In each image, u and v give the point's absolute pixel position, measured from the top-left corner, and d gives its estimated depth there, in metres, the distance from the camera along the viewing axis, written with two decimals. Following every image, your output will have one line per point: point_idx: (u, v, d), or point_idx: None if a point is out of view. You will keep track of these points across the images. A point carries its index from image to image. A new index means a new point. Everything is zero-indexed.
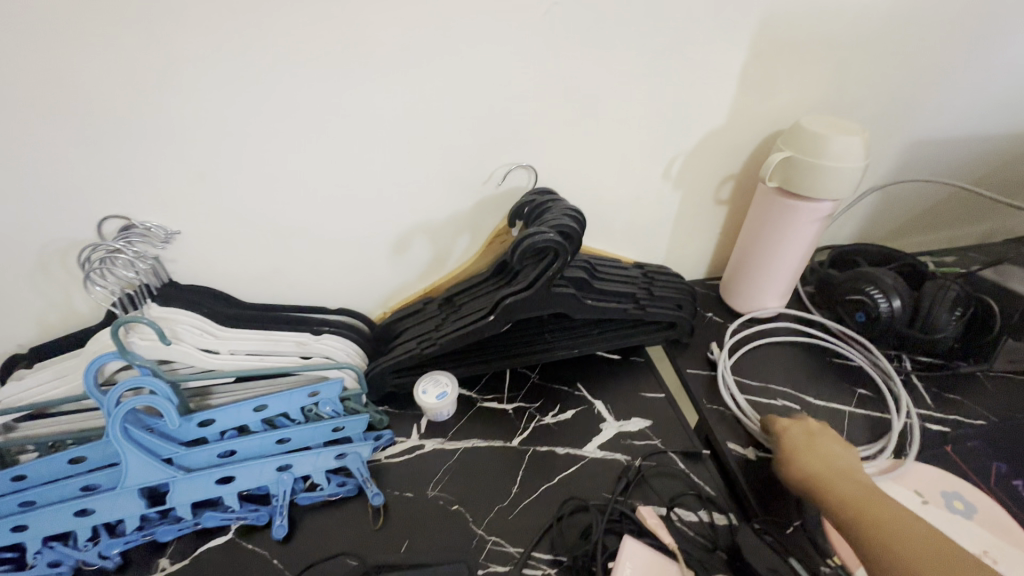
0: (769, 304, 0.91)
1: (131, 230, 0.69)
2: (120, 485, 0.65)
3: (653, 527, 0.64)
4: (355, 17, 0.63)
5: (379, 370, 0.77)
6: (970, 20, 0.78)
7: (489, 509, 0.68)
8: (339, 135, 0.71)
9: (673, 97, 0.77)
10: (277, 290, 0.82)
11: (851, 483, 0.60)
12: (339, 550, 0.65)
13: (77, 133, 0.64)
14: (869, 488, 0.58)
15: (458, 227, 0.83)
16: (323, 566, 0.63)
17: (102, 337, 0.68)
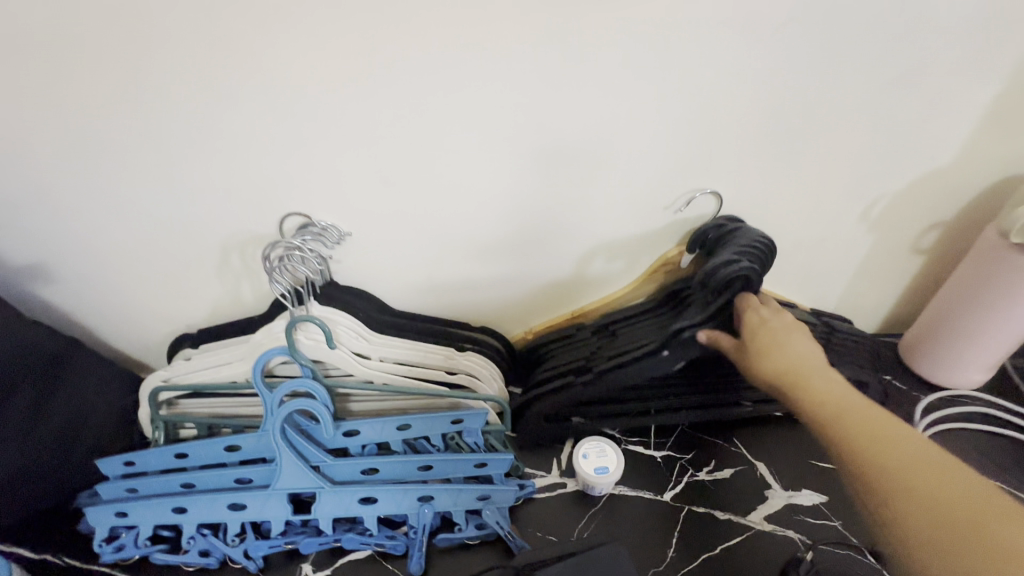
0: (966, 374, 0.78)
1: (308, 227, 0.70)
2: (272, 486, 0.63)
3: None
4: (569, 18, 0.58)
5: (532, 405, 0.73)
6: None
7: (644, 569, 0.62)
8: (526, 149, 0.67)
9: (896, 129, 0.67)
10: (425, 300, 0.80)
11: (825, 380, 0.57)
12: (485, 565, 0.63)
13: (276, 130, 0.63)
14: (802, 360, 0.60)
15: (628, 251, 0.78)
16: None
17: (272, 331, 0.69)
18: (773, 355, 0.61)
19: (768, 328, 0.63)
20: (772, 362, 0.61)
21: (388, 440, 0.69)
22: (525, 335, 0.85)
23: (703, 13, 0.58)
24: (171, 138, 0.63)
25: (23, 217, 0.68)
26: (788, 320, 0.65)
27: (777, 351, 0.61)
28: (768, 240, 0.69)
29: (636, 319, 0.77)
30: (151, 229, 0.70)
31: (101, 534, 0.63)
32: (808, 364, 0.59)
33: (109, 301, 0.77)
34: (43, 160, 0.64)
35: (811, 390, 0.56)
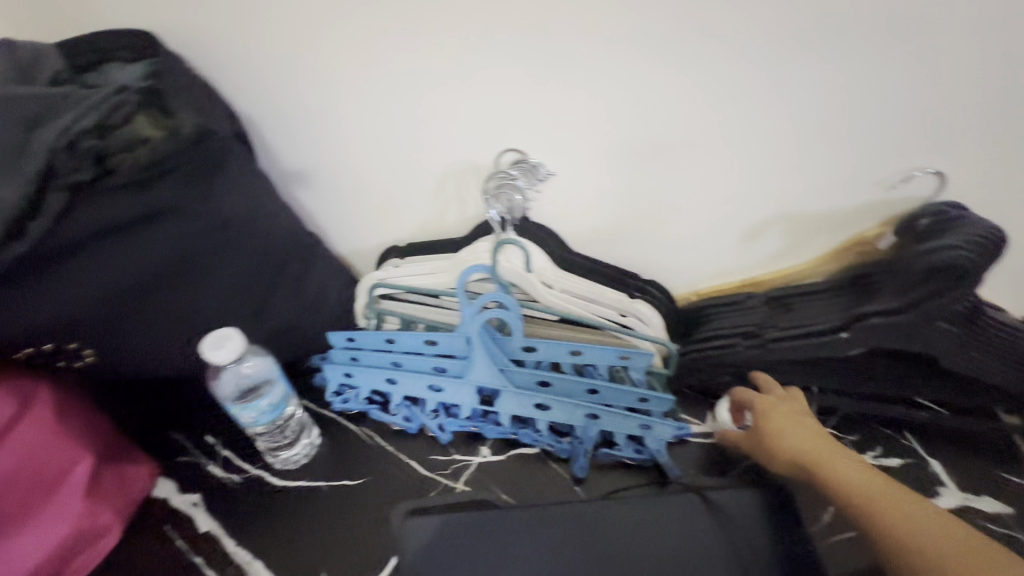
0: None
1: (522, 163, 0.77)
2: (465, 378, 0.75)
3: None
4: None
5: (692, 358, 0.78)
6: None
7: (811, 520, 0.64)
8: (742, 113, 0.69)
9: None
10: (604, 246, 0.86)
11: (863, 478, 0.59)
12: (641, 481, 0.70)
13: (516, 73, 0.72)
14: (820, 446, 0.64)
15: (821, 227, 0.76)
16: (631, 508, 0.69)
17: (477, 251, 0.80)
18: (784, 441, 0.65)
19: (778, 415, 0.68)
20: (795, 450, 0.64)
21: (561, 361, 0.77)
22: (692, 296, 0.87)
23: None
24: (429, 75, 0.74)
25: (301, 129, 0.84)
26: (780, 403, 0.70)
27: (779, 434, 0.66)
28: (1001, 233, 0.63)
29: (818, 296, 0.76)
30: (391, 151, 0.84)
31: (332, 387, 0.80)
32: (818, 451, 0.63)
33: (344, 209, 0.93)
34: (327, 84, 0.78)
35: (835, 474, 0.60)
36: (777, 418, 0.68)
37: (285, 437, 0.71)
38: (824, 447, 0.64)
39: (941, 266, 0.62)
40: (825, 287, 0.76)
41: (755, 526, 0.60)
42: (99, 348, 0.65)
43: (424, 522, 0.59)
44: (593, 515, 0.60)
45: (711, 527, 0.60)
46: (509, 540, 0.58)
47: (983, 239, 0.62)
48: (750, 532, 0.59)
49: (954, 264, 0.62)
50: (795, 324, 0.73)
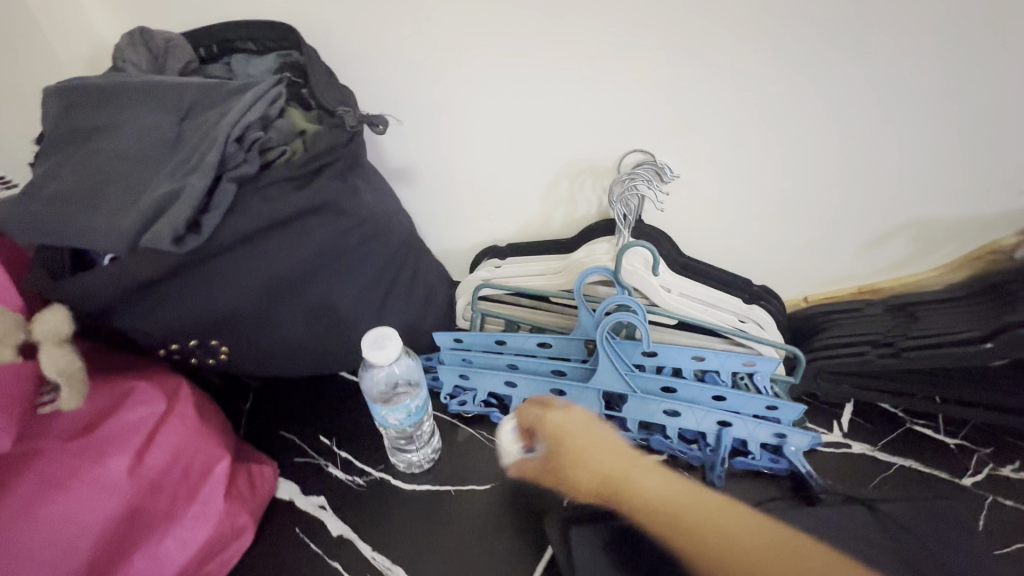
0: None
1: (646, 164, 0.75)
2: (589, 383, 0.74)
3: None
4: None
5: (819, 365, 0.78)
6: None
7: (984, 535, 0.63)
8: (883, 122, 0.68)
9: None
10: (717, 250, 0.85)
11: (687, 493, 0.57)
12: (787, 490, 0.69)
13: (649, 77, 0.70)
14: (675, 482, 0.58)
15: (952, 233, 0.75)
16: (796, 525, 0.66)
17: (595, 253, 0.79)
18: (624, 492, 0.59)
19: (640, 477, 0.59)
20: (641, 489, 0.58)
21: (683, 367, 0.76)
22: (803, 302, 0.86)
23: None
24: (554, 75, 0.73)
25: (412, 128, 0.83)
26: (580, 424, 0.65)
27: (639, 485, 0.59)
28: None
29: (948, 305, 0.75)
30: (502, 151, 0.82)
31: (447, 390, 0.79)
32: (617, 467, 0.61)
33: (445, 207, 0.92)
34: (445, 83, 0.77)
35: (635, 491, 0.59)
36: (590, 448, 0.63)
37: (411, 445, 0.72)
38: (637, 468, 0.61)
39: None
40: (957, 296, 0.75)
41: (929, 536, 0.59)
42: (236, 344, 0.66)
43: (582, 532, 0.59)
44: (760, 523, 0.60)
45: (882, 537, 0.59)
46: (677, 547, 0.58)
47: None
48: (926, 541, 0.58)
49: None
50: (931, 334, 0.73)
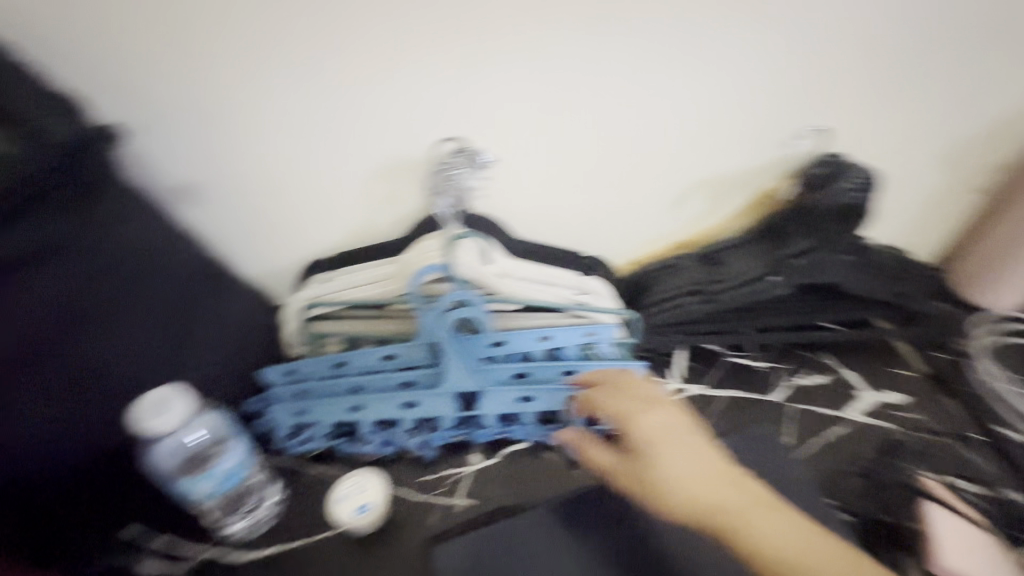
0: (1007, 301, 0.91)
1: (461, 152, 0.73)
2: (440, 388, 0.70)
3: (944, 495, 0.65)
4: None
5: (650, 321, 0.83)
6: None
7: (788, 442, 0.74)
8: (665, 91, 0.73)
9: (983, 77, 0.75)
10: (547, 229, 0.85)
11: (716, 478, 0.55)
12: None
13: (441, 63, 0.67)
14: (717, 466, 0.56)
15: (736, 186, 0.84)
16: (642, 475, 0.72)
17: (424, 251, 0.75)
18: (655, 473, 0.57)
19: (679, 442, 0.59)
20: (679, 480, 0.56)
21: (532, 350, 0.75)
22: (632, 265, 0.91)
23: None
24: (341, 64, 0.66)
25: (186, 139, 0.71)
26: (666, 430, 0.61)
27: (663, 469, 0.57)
28: (874, 176, 0.77)
29: (741, 248, 0.85)
30: (304, 154, 0.74)
31: (285, 430, 0.70)
32: (722, 494, 0.54)
33: (251, 226, 0.80)
34: (212, 80, 0.66)
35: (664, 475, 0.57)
36: (671, 456, 0.58)
37: (252, 493, 0.67)
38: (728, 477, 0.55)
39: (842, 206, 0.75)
40: (747, 238, 0.85)
41: (749, 461, 0.67)
42: None
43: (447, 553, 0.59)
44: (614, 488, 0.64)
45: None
46: (541, 537, 0.60)
47: (867, 182, 0.75)
48: (746, 464, 0.67)
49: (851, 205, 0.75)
50: (734, 276, 0.81)
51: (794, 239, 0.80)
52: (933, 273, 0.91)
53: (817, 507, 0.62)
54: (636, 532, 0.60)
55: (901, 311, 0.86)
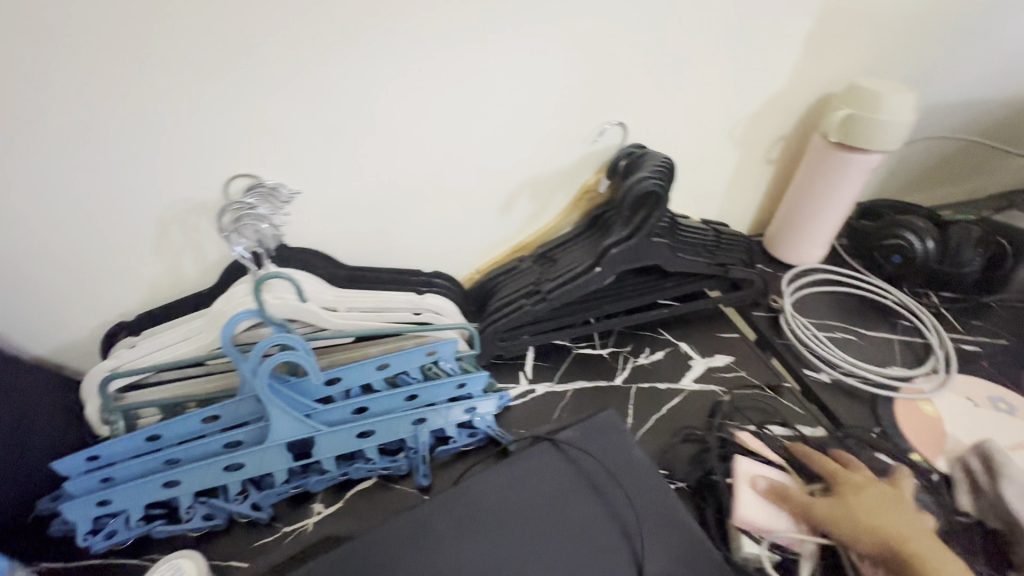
0: (811, 253, 1.02)
1: (256, 188, 0.69)
2: (268, 440, 0.65)
3: (755, 449, 0.71)
4: None
5: (491, 330, 0.82)
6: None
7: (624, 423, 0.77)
8: (454, 99, 0.74)
9: (744, 61, 0.84)
10: (378, 252, 0.83)
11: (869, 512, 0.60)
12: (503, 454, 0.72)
13: (211, 95, 0.64)
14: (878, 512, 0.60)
15: (556, 184, 0.87)
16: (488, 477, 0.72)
17: (232, 297, 0.69)
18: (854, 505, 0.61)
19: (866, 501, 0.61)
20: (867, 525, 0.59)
21: (371, 381, 0.73)
22: (473, 275, 0.91)
23: None
24: (88, 105, 0.61)
25: None
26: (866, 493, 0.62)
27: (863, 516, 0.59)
28: (672, 160, 0.82)
29: (570, 244, 0.87)
30: (72, 211, 0.66)
31: (84, 527, 0.61)
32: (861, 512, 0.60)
33: (27, 300, 0.70)
34: None
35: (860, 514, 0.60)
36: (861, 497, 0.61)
37: None
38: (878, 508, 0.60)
39: (642, 193, 0.76)
40: (576, 233, 0.88)
41: (596, 451, 0.70)
42: None
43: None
44: (467, 500, 0.64)
45: (563, 464, 0.68)
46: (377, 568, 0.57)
47: (663, 167, 0.79)
48: (595, 456, 0.69)
49: (653, 190, 0.77)
50: (562, 273, 0.83)
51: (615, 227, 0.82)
52: (745, 239, 1.01)
53: (659, 483, 0.67)
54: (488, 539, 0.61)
55: (720, 279, 0.94)
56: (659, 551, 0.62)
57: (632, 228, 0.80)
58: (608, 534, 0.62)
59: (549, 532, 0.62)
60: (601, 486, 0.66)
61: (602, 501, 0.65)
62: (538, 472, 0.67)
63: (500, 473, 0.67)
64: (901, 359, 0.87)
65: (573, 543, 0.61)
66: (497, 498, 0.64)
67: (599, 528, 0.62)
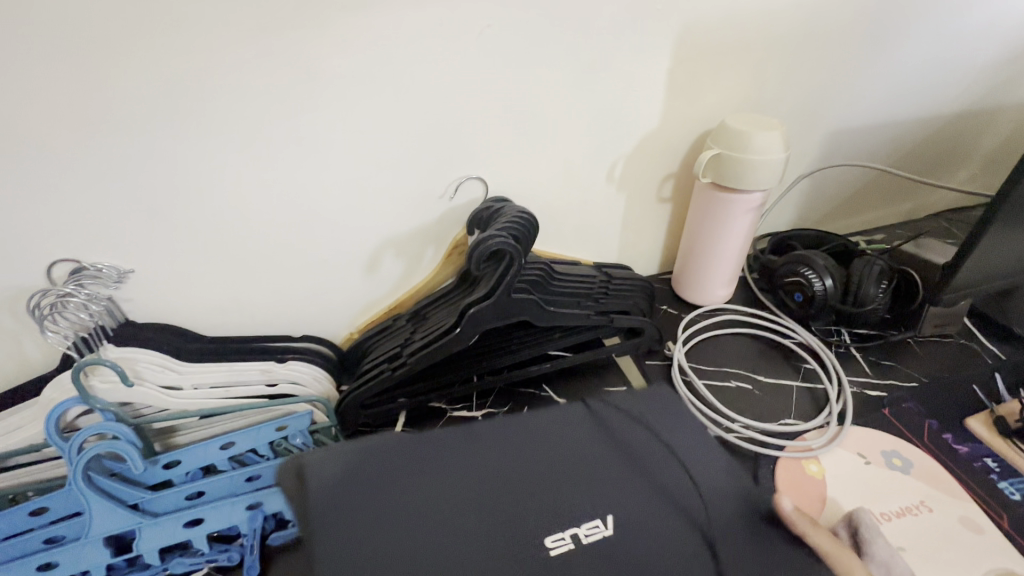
0: (716, 293, 0.97)
1: (81, 272, 0.69)
2: (86, 535, 0.63)
3: None
4: (291, 63, 0.66)
5: (353, 399, 0.78)
6: (877, 7, 0.87)
7: None
8: (292, 164, 0.73)
9: (606, 106, 0.81)
10: (239, 320, 0.82)
11: None
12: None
13: (21, 184, 0.63)
14: None
15: (423, 239, 0.85)
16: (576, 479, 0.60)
17: (62, 383, 0.68)
18: None
19: None
20: None
21: (214, 461, 0.71)
22: (350, 335, 0.89)
23: (409, 37, 0.68)
24: None
25: None
26: None
27: None
28: (529, 214, 0.79)
29: (441, 301, 0.83)
30: None
31: None
32: None
33: None
34: None
35: None
36: None
37: None
38: None
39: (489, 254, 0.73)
40: (446, 290, 0.84)
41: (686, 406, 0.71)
42: None
43: (321, 468, 0.60)
44: (517, 461, 0.62)
45: (598, 428, 0.67)
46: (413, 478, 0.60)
47: (518, 222, 0.77)
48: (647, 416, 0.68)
49: (503, 249, 0.74)
50: (425, 336, 0.79)
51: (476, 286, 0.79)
52: (645, 279, 0.96)
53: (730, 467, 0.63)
54: (553, 483, 0.60)
55: (609, 328, 0.89)
56: (719, 501, 0.59)
57: (491, 287, 0.77)
58: (670, 455, 0.64)
59: (610, 469, 0.61)
60: (653, 446, 0.65)
61: (678, 428, 0.67)
62: (577, 427, 0.66)
63: (552, 426, 0.66)
64: (796, 410, 0.82)
65: (626, 485, 0.60)
66: (542, 445, 0.64)
67: (657, 452, 0.64)
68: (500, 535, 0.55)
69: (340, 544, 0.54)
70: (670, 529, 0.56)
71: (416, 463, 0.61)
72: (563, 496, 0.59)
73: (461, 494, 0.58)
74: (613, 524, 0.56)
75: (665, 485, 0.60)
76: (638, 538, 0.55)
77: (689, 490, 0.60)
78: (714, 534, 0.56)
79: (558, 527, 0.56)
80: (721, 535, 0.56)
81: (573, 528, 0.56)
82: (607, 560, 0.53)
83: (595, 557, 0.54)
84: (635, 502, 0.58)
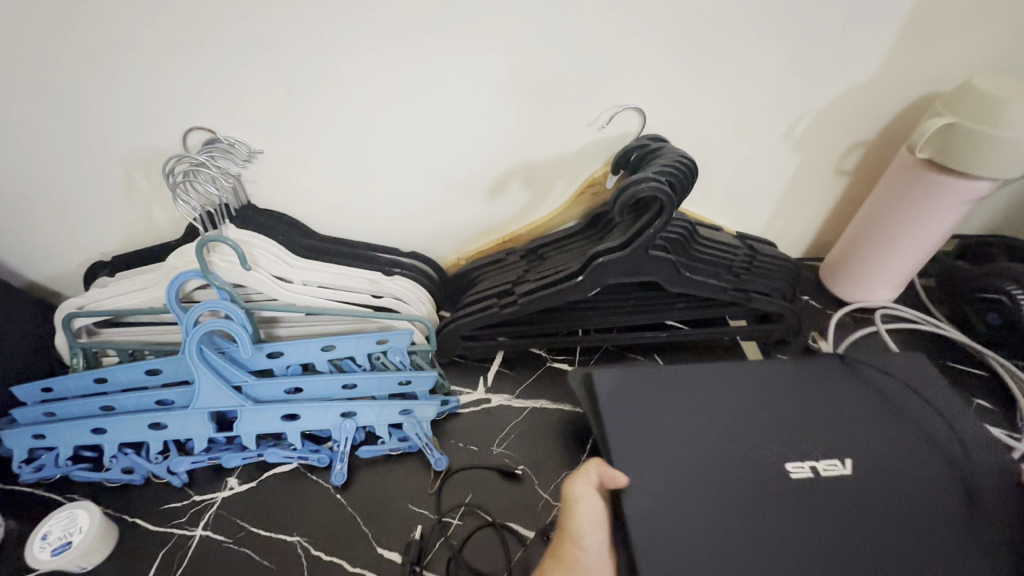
0: (877, 294, 0.82)
1: (214, 143, 0.66)
2: (193, 406, 0.64)
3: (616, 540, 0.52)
4: None
5: (453, 327, 0.74)
6: None
7: (565, 466, 0.66)
8: (437, 61, 0.64)
9: (815, 43, 0.66)
10: (352, 223, 0.78)
11: None
12: (403, 540, 0.60)
13: (169, 44, 0.60)
14: None
15: (557, 171, 0.76)
16: (818, 414, 0.59)
17: (185, 255, 0.68)
18: None
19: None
20: None
21: (314, 361, 0.69)
22: (457, 261, 0.84)
23: None
24: (40, 45, 0.58)
25: None
26: None
27: None
28: (690, 159, 0.67)
29: (565, 243, 0.75)
30: (43, 149, 0.66)
31: (20, 455, 0.65)
32: None
33: (20, 230, 0.74)
34: None
35: None
36: None
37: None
38: None
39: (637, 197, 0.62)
40: (573, 232, 0.75)
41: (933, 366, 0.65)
42: None
43: (603, 375, 0.63)
44: (746, 390, 0.61)
45: (850, 380, 0.62)
46: (647, 388, 0.61)
47: (679, 168, 0.65)
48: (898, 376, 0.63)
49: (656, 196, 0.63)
50: (543, 277, 0.72)
51: (611, 234, 0.71)
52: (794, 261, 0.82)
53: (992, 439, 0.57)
54: (799, 417, 0.58)
55: (743, 308, 0.77)
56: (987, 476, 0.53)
57: (631, 238, 0.67)
58: (923, 414, 0.59)
59: (853, 414, 0.59)
60: (899, 406, 0.60)
61: (933, 386, 0.62)
62: (819, 377, 0.63)
63: (788, 366, 0.64)
64: None
65: (871, 434, 0.57)
66: (778, 382, 0.62)
67: (904, 409, 0.59)
68: (740, 449, 0.55)
69: (611, 430, 0.57)
70: (918, 486, 0.52)
71: (645, 372, 0.63)
72: (803, 431, 0.57)
73: (695, 408, 0.59)
74: (852, 466, 0.54)
75: (913, 441, 0.56)
76: (878, 490, 0.52)
77: (943, 451, 0.55)
78: (976, 497, 0.51)
79: (798, 456, 0.55)
80: (989, 503, 0.51)
81: (812, 460, 0.54)
82: (846, 497, 0.51)
83: (836, 491, 0.52)
84: (883, 453, 0.55)
